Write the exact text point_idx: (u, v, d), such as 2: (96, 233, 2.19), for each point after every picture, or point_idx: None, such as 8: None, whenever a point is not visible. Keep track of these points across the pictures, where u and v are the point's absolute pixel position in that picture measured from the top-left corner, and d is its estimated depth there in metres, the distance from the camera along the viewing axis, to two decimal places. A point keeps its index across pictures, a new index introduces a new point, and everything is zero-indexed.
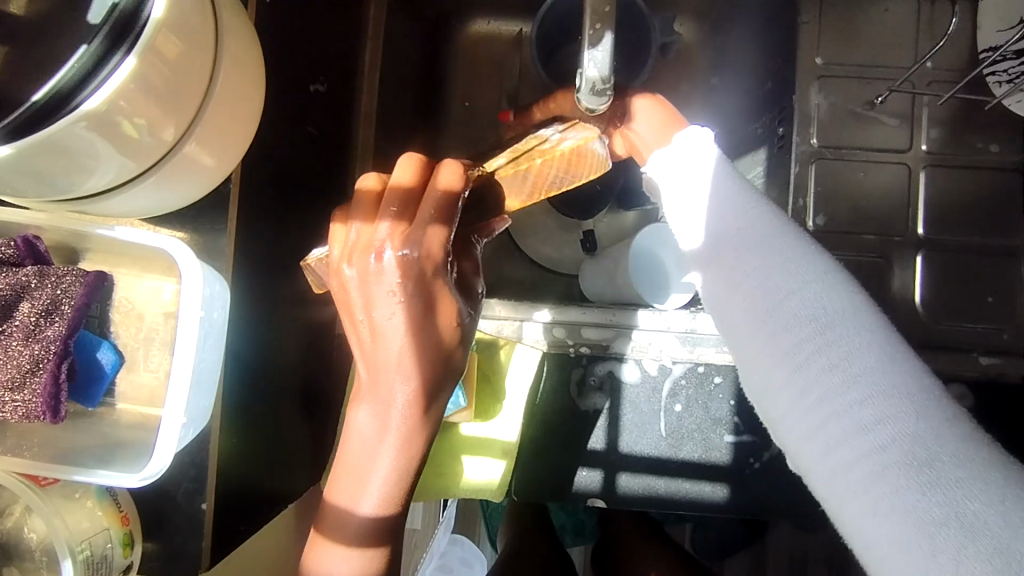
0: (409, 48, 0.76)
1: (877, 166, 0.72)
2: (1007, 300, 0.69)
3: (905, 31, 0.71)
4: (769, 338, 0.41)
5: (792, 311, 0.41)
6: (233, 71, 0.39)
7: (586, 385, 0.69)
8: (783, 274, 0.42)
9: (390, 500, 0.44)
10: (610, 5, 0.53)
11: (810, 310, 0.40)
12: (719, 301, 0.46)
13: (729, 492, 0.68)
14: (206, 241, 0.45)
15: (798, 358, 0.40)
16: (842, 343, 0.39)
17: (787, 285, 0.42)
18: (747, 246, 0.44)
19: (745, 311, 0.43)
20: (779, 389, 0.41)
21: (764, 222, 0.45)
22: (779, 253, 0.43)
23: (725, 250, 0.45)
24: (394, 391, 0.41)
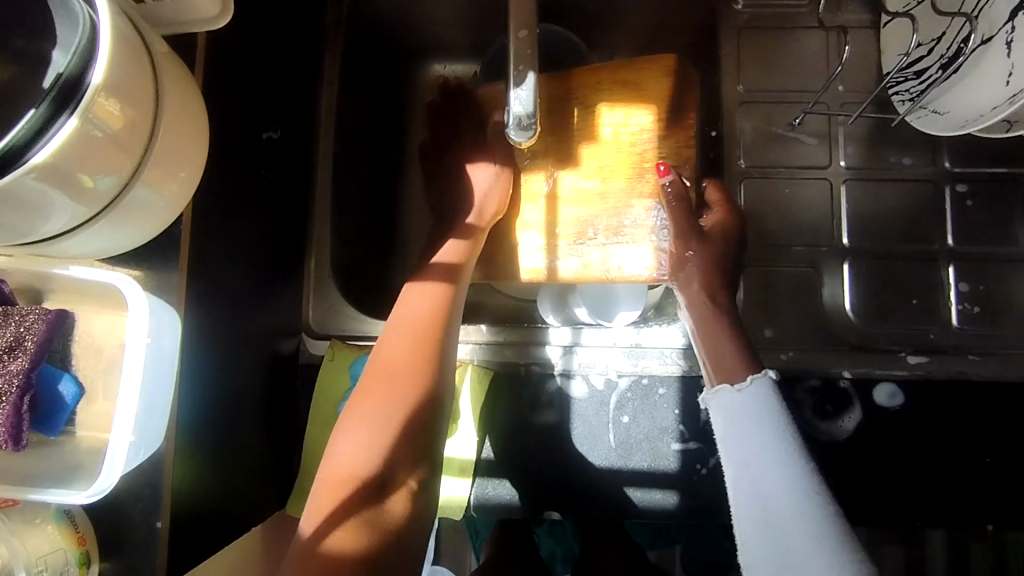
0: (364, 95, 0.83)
1: (801, 183, 0.77)
2: (930, 302, 0.73)
3: (818, 58, 0.78)
4: (768, 558, 0.53)
5: (785, 516, 0.53)
6: (171, 124, 0.44)
7: (537, 401, 0.72)
8: (784, 491, 0.53)
9: (363, 455, 0.53)
10: (532, 48, 0.59)
11: (799, 518, 0.52)
12: (735, 484, 0.57)
13: (679, 498, 0.70)
14: (158, 277, 0.50)
15: (792, 565, 0.51)
16: (834, 565, 0.50)
17: (786, 501, 0.53)
18: (770, 488, 0.54)
19: (757, 530, 0.54)
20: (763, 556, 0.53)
21: (783, 449, 0.55)
22: (783, 473, 0.54)
23: (752, 477, 0.55)
24: (390, 373, 0.57)
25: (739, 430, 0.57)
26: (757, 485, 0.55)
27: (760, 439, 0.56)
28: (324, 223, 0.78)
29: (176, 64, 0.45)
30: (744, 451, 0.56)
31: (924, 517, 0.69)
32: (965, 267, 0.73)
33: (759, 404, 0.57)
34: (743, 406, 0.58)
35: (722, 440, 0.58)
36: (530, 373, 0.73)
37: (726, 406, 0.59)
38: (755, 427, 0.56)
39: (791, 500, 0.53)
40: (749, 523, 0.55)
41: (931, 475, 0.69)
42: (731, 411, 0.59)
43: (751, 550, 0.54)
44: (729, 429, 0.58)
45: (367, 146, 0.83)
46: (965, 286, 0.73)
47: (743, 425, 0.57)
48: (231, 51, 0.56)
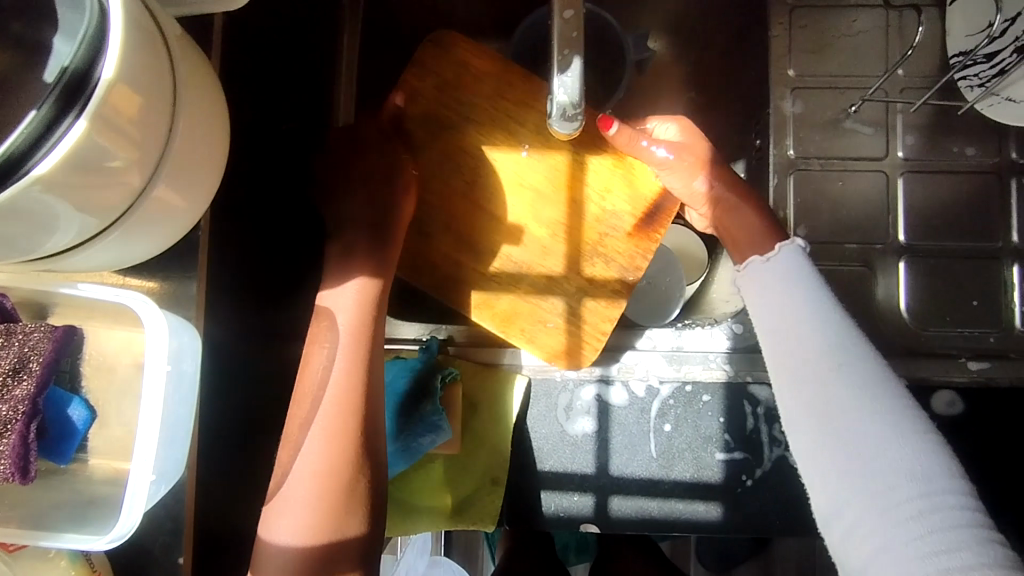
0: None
1: (855, 175, 0.71)
2: (991, 303, 0.69)
3: (876, 40, 0.72)
4: (810, 418, 0.45)
5: (804, 349, 0.47)
6: (193, 119, 0.39)
7: (573, 409, 0.68)
8: (805, 319, 0.47)
9: (326, 463, 0.50)
10: (579, 31, 0.53)
11: (823, 349, 0.46)
12: (766, 342, 0.49)
13: (723, 510, 0.67)
14: (176, 289, 0.45)
15: (839, 417, 0.44)
16: (886, 429, 0.43)
17: (804, 332, 0.47)
18: (799, 329, 0.47)
19: (806, 402, 0.46)
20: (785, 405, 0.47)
21: (809, 289, 0.49)
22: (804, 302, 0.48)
23: (784, 343, 0.48)
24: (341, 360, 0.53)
25: (770, 298, 0.50)
26: (781, 316, 0.49)
27: (795, 298, 0.49)
28: None
29: (194, 54, 0.40)
30: (779, 319, 0.49)
31: None
32: None
33: (790, 269, 0.50)
34: (774, 274, 0.50)
35: (755, 312, 0.51)
36: (565, 379, 0.68)
37: (760, 280, 0.51)
38: (791, 290, 0.49)
39: (821, 335, 0.46)
40: (789, 396, 0.47)
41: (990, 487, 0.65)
42: (760, 283, 0.51)
43: (790, 402, 0.47)
44: (761, 299, 0.51)
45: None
46: None
47: (775, 294, 0.50)
48: (248, 32, 0.50)
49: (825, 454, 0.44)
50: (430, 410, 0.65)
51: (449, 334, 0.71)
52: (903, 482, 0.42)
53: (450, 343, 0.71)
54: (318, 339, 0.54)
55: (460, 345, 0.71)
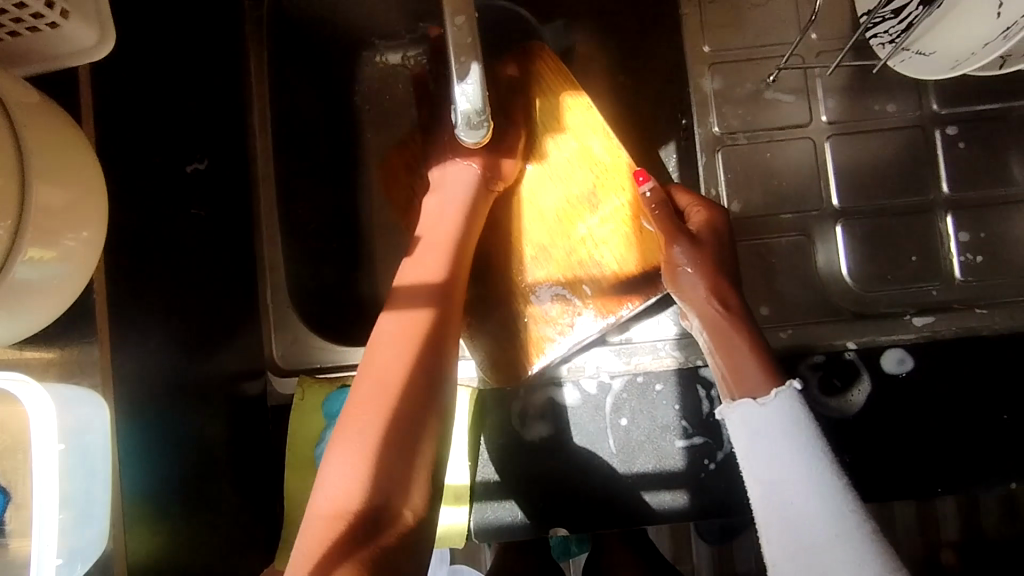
0: (300, 105, 0.75)
1: (782, 145, 0.71)
2: (930, 257, 0.69)
3: (786, 7, 0.71)
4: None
5: (802, 517, 0.49)
6: (54, 182, 0.37)
7: (527, 415, 0.67)
8: (802, 482, 0.50)
9: (366, 442, 0.48)
10: (472, 36, 0.52)
11: (819, 522, 0.49)
12: (757, 495, 0.52)
13: (689, 497, 0.66)
14: (77, 356, 0.43)
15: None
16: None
17: (798, 489, 0.50)
18: (793, 482, 0.50)
19: (801, 568, 0.49)
20: (778, 548, 0.50)
21: (808, 453, 0.51)
22: (800, 469, 0.50)
23: (780, 496, 0.51)
24: (399, 356, 0.52)
25: (764, 446, 0.53)
26: (776, 477, 0.51)
27: (788, 445, 0.52)
28: (275, 250, 0.72)
29: (50, 113, 0.38)
30: (771, 467, 0.52)
31: (946, 485, 0.65)
32: (963, 216, 0.69)
33: (785, 416, 0.53)
34: (770, 420, 0.53)
35: (744, 456, 0.54)
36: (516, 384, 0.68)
37: (752, 422, 0.54)
38: (786, 436, 0.52)
39: (819, 520, 0.49)
40: (782, 549, 0.50)
41: (951, 440, 0.65)
42: (756, 426, 0.54)
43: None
44: (753, 445, 0.54)
45: (312, 161, 0.76)
46: (965, 236, 0.69)
47: (771, 440, 0.53)
48: (126, 80, 0.49)
49: None
50: None
51: None
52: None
53: None
54: (381, 342, 0.53)
55: None
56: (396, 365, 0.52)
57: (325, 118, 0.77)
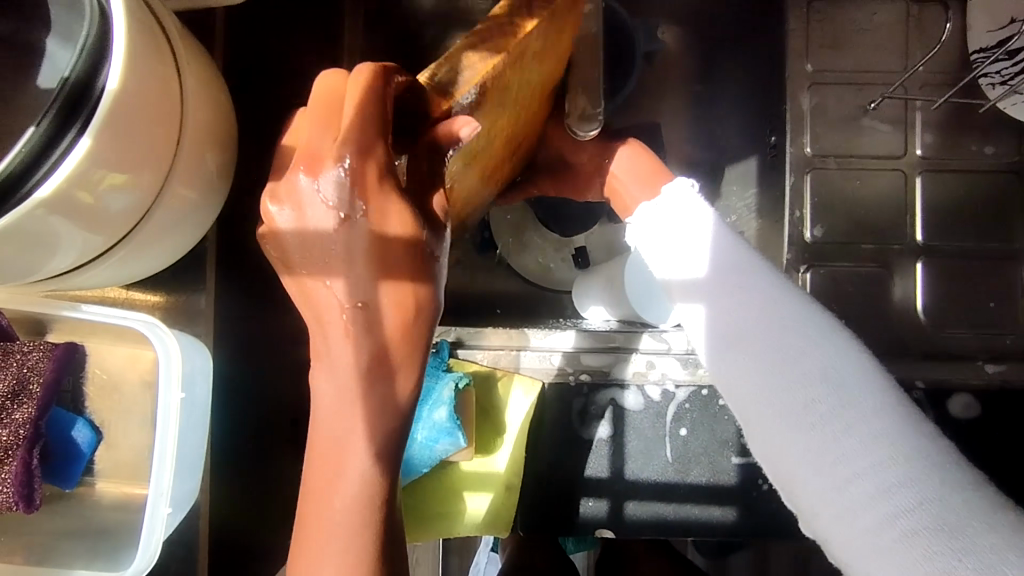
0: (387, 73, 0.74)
1: (873, 174, 0.70)
2: (1008, 305, 0.68)
3: (895, 35, 0.70)
4: (799, 446, 0.41)
5: (776, 335, 0.43)
6: (202, 122, 0.36)
7: (587, 413, 0.67)
8: (760, 295, 0.45)
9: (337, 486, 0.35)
10: (597, 27, 0.51)
11: (795, 327, 0.43)
12: (716, 340, 0.46)
13: (739, 514, 0.66)
14: (185, 303, 0.43)
15: (828, 441, 0.40)
16: (876, 444, 0.39)
17: (761, 305, 0.45)
18: (754, 299, 0.45)
19: (774, 398, 0.42)
20: (758, 394, 0.43)
21: (766, 277, 0.46)
22: (768, 293, 0.45)
23: (741, 312, 0.45)
24: (323, 373, 0.34)
25: (715, 275, 0.47)
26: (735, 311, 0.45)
27: (734, 272, 0.46)
28: None
29: (197, 48, 0.37)
30: (722, 292, 0.46)
31: None
32: None
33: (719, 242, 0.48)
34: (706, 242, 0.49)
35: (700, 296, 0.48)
36: (579, 381, 0.67)
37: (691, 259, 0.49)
38: (737, 259, 0.47)
39: (796, 338, 0.43)
40: (750, 382, 0.44)
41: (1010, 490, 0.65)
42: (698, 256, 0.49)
43: (777, 449, 0.43)
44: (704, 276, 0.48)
45: None
46: None
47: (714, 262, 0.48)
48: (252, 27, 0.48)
49: (789, 411, 0.42)
50: (446, 420, 0.63)
51: (459, 335, 0.68)
52: (906, 506, 0.38)
53: (460, 346, 0.68)
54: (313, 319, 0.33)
55: (472, 348, 0.68)
56: (338, 395, 0.34)
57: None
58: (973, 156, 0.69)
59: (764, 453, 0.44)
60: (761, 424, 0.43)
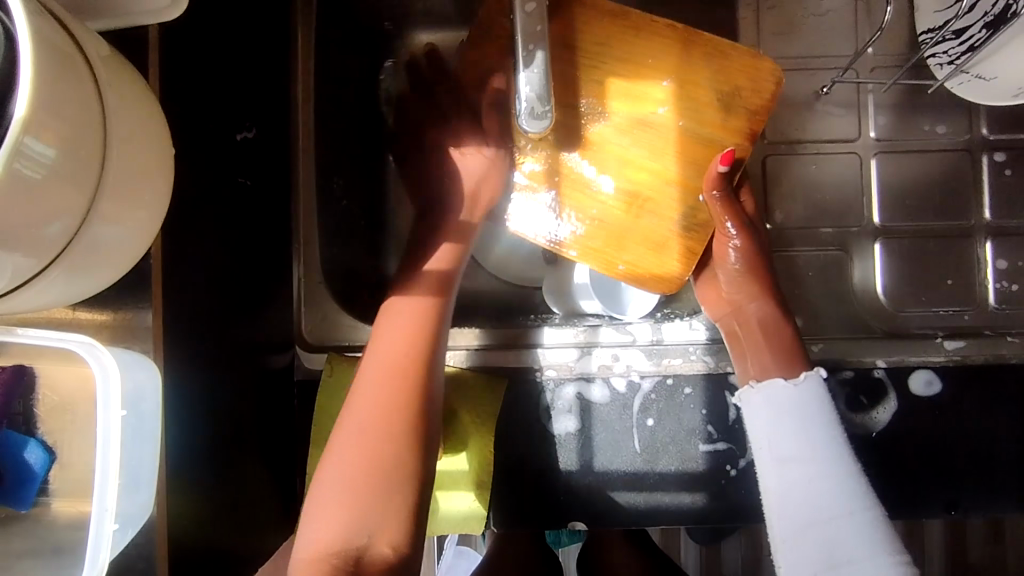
0: (345, 78, 0.75)
1: (829, 158, 0.71)
2: (966, 282, 0.69)
3: (845, 18, 0.71)
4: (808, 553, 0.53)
5: (824, 522, 0.53)
6: (129, 142, 0.36)
7: (554, 409, 0.67)
8: (823, 456, 0.54)
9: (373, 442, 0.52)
10: (543, 24, 0.52)
11: (842, 524, 0.52)
12: (776, 481, 0.56)
13: (708, 500, 0.67)
14: (131, 320, 0.43)
15: (830, 548, 0.52)
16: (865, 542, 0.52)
17: (818, 468, 0.54)
18: (812, 458, 0.55)
19: (810, 541, 0.53)
20: (801, 532, 0.54)
21: (828, 434, 0.55)
22: (827, 459, 0.54)
23: (801, 471, 0.55)
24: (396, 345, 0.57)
25: (785, 426, 0.57)
26: (792, 444, 0.55)
27: (801, 422, 0.56)
28: (312, 224, 0.71)
29: (120, 65, 0.37)
30: (793, 444, 0.55)
31: (960, 507, 0.66)
32: (1003, 243, 0.69)
33: (810, 400, 0.57)
34: (796, 400, 0.57)
35: (764, 437, 0.57)
36: (544, 377, 0.68)
37: (771, 400, 0.58)
38: (807, 418, 0.56)
39: (832, 487, 0.54)
40: (795, 530, 0.54)
41: (972, 464, 0.66)
42: (778, 408, 0.58)
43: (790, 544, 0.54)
44: (774, 422, 0.57)
45: (350, 135, 0.75)
46: (1003, 264, 0.69)
47: (791, 419, 0.57)
48: (189, 41, 0.48)
49: (820, 550, 0.52)
50: None
51: None
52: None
53: None
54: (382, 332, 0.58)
55: None
56: (397, 359, 0.56)
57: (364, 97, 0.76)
58: (927, 136, 0.70)
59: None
60: (794, 548, 0.54)
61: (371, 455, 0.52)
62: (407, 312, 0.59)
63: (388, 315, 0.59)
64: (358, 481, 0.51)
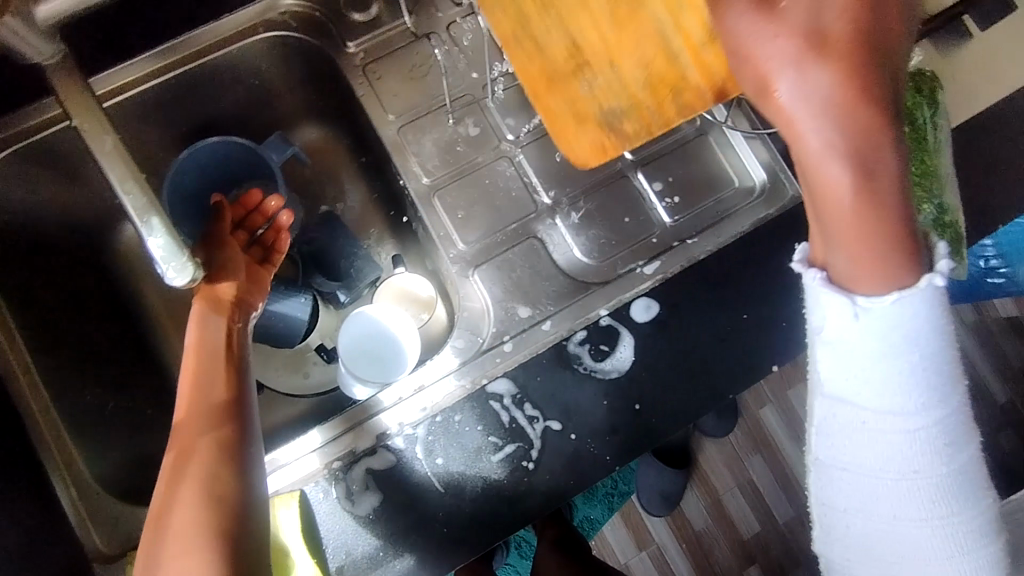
0: (66, 294, 0.80)
1: (486, 170, 0.81)
2: (639, 214, 0.79)
3: (446, 59, 0.83)
4: (858, 543, 0.53)
5: (920, 399, 0.48)
6: None
7: (353, 493, 0.71)
8: (920, 371, 0.48)
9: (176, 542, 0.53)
10: (151, 197, 0.59)
11: (921, 430, 0.49)
12: (844, 404, 0.51)
13: (521, 500, 0.72)
14: None
15: (905, 500, 0.50)
16: (950, 490, 0.50)
17: (906, 393, 0.48)
18: (909, 353, 0.47)
19: (871, 443, 0.50)
20: (858, 445, 0.51)
21: (927, 341, 0.47)
22: (926, 361, 0.48)
23: (872, 406, 0.49)
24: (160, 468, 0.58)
25: (893, 356, 0.47)
26: (853, 372, 0.49)
27: (887, 348, 0.47)
28: (69, 447, 0.71)
29: None
30: (919, 379, 0.48)
31: (719, 395, 0.74)
32: (650, 170, 0.81)
33: (928, 310, 0.46)
34: (902, 311, 0.46)
35: (842, 390, 0.51)
36: (330, 469, 0.72)
37: (913, 303, 0.46)
38: (912, 335, 0.47)
39: (896, 431, 0.49)
40: (845, 424, 0.51)
41: (711, 356, 0.74)
42: (889, 322, 0.47)
43: (844, 506, 0.53)
44: (890, 348, 0.47)
45: (95, 341, 0.82)
46: (659, 185, 0.80)
47: (896, 335, 0.47)
48: None
49: (881, 473, 0.50)
50: None
51: None
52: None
53: None
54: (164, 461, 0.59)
55: None
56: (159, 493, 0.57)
57: (92, 300, 0.83)
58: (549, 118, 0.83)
59: (833, 489, 0.53)
60: (842, 456, 0.52)
61: (212, 507, 0.54)
62: (222, 381, 0.63)
63: (169, 473, 0.57)
64: (190, 546, 0.52)
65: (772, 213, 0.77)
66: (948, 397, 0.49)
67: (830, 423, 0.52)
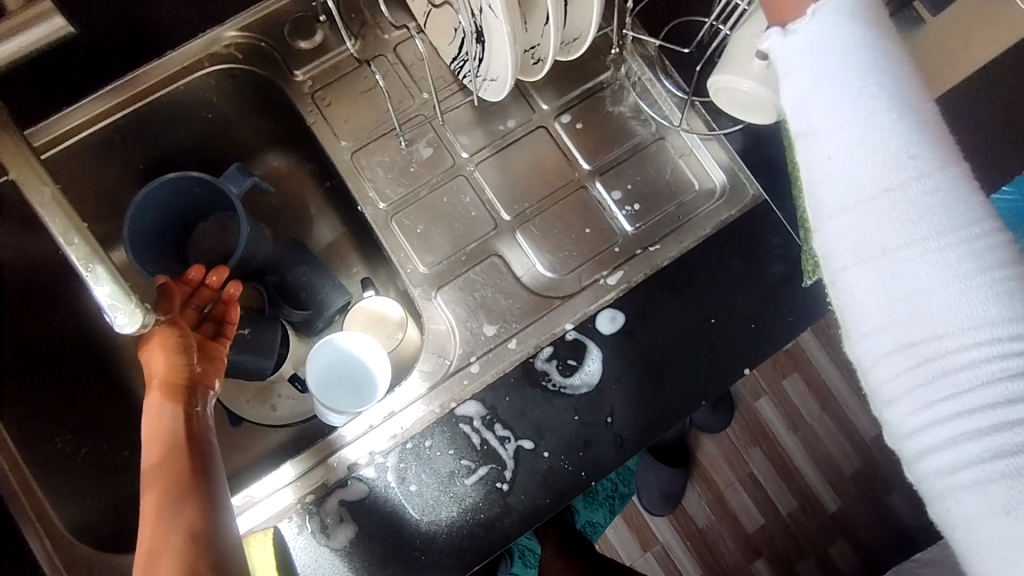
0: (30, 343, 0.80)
1: (443, 190, 0.81)
2: (600, 223, 0.79)
3: (396, 82, 0.82)
4: (878, 312, 0.43)
5: (898, 138, 0.42)
6: None
7: (327, 527, 0.70)
8: (881, 100, 0.43)
9: None
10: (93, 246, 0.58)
11: (905, 166, 0.42)
12: (818, 170, 0.45)
13: (498, 522, 0.71)
14: None
15: (921, 259, 0.42)
16: (978, 244, 0.41)
17: (870, 131, 0.43)
18: (857, 86, 0.43)
19: (855, 199, 0.43)
20: (847, 210, 0.44)
21: (875, 73, 0.43)
22: (880, 92, 0.43)
23: (837, 154, 0.44)
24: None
25: (838, 93, 0.43)
26: (820, 126, 0.44)
27: (827, 71, 0.44)
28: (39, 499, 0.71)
29: None
30: (870, 117, 0.43)
31: (691, 402, 0.73)
32: (608, 179, 0.80)
33: (854, 30, 0.43)
34: (824, 40, 0.44)
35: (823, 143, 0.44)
36: (303, 504, 0.71)
37: (817, 39, 0.44)
38: (847, 62, 0.43)
39: (877, 174, 0.43)
40: (833, 193, 0.45)
41: (682, 364, 0.73)
42: (816, 59, 0.44)
43: (846, 263, 0.44)
44: (832, 81, 0.44)
45: (62, 389, 0.81)
46: (618, 193, 0.79)
47: (836, 64, 0.43)
48: None
49: (883, 233, 0.43)
50: None
51: None
52: (990, 387, 0.41)
53: None
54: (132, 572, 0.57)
55: None
56: None
57: (57, 346, 0.82)
58: (504, 132, 0.82)
59: (845, 287, 0.45)
60: (842, 225, 0.44)
61: None
62: (187, 477, 0.62)
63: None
64: None
65: (733, 215, 0.76)
66: (925, 138, 0.43)
67: (823, 207, 0.45)
